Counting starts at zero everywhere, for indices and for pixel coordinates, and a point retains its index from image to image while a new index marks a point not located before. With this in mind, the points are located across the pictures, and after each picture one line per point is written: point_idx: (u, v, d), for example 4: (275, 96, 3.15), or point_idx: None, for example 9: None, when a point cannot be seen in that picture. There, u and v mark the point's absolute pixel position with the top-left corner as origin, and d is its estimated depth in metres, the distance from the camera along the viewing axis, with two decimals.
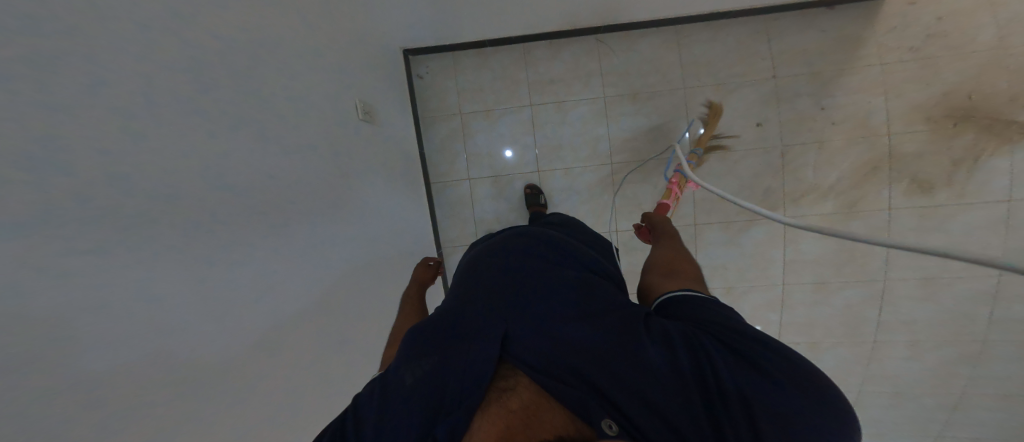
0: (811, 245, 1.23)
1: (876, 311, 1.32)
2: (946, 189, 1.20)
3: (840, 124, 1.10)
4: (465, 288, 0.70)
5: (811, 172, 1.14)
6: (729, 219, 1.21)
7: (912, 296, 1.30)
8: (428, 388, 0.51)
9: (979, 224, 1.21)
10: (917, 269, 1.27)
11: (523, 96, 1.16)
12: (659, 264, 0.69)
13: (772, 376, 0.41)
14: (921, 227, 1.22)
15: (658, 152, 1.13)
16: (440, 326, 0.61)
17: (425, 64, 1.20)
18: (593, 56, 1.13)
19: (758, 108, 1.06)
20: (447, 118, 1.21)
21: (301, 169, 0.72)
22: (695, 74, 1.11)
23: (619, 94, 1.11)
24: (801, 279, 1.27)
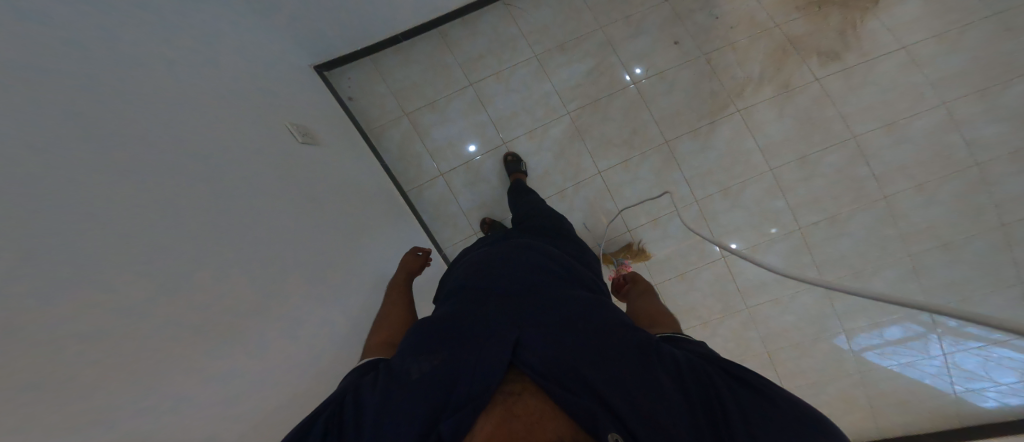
0: (777, 126, 1.44)
1: (867, 167, 1.40)
2: (850, 52, 1.43)
3: (737, 27, 1.33)
4: (469, 285, 0.67)
5: (736, 69, 1.35)
6: (694, 127, 1.40)
7: (886, 144, 1.38)
8: (429, 384, 0.47)
9: (896, 70, 1.39)
10: (875, 118, 1.39)
11: (458, 77, 1.29)
12: (643, 317, 0.77)
13: (787, 418, 0.42)
14: (851, 85, 1.42)
15: (606, 91, 1.32)
16: (447, 323, 0.57)
17: (346, 76, 1.31)
18: (506, 22, 1.27)
19: (668, 28, 1.31)
20: (395, 122, 1.34)
21: (228, 143, 0.78)
22: (606, 13, 1.29)
23: (547, 49, 1.28)
24: (783, 159, 1.44)
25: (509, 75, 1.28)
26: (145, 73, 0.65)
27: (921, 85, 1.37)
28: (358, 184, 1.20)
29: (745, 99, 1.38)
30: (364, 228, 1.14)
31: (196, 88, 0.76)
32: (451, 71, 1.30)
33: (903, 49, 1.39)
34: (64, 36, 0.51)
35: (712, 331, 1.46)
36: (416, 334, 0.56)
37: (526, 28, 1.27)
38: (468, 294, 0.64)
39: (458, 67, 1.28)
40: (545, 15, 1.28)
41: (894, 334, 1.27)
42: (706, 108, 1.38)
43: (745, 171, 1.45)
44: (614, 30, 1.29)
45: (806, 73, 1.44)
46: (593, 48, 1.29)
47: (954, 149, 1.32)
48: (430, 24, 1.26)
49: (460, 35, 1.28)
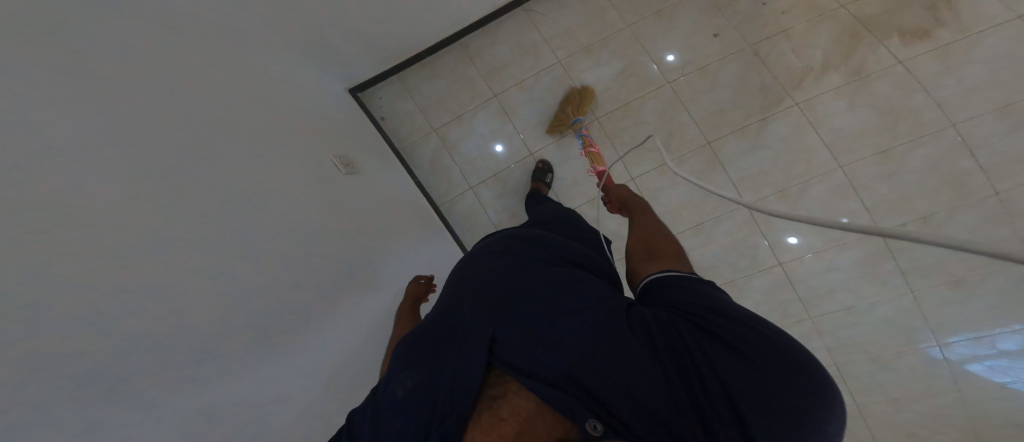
0: (848, 120, 1.26)
1: (972, 159, 1.16)
2: (942, 29, 1.19)
3: (791, 11, 1.18)
4: (454, 292, 0.72)
5: (792, 58, 1.19)
6: (742, 126, 1.26)
7: (999, 133, 1.14)
8: (421, 399, 0.52)
9: (1009, 45, 1.14)
10: (983, 103, 1.15)
11: (483, 89, 1.28)
12: (640, 246, 0.78)
13: (747, 355, 0.45)
14: (948, 67, 1.19)
15: (638, 92, 1.22)
16: (429, 344, 0.62)
17: (377, 96, 1.37)
18: (528, 28, 1.23)
19: (706, 20, 1.19)
20: (424, 138, 1.37)
21: (251, 172, 0.84)
22: (634, 11, 1.21)
23: (571, 53, 1.22)
24: (857, 155, 1.26)
25: (532, 83, 1.25)
26: (177, 113, 0.71)
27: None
28: (393, 201, 1.26)
29: (805, 90, 1.21)
30: (392, 242, 1.18)
31: (233, 125, 0.84)
32: (475, 82, 1.29)
33: (1020, 18, 1.13)
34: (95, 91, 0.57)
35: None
36: (403, 355, 0.62)
37: (548, 33, 1.23)
38: (453, 301, 0.69)
39: (482, 79, 1.28)
40: (568, 16, 1.22)
41: (1010, 345, 1.07)
42: (756, 104, 1.23)
43: (808, 170, 1.28)
44: (645, 26, 1.20)
45: (884, 56, 1.23)
46: (621, 49, 1.21)
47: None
48: (452, 36, 1.27)
49: (482, 46, 1.27)
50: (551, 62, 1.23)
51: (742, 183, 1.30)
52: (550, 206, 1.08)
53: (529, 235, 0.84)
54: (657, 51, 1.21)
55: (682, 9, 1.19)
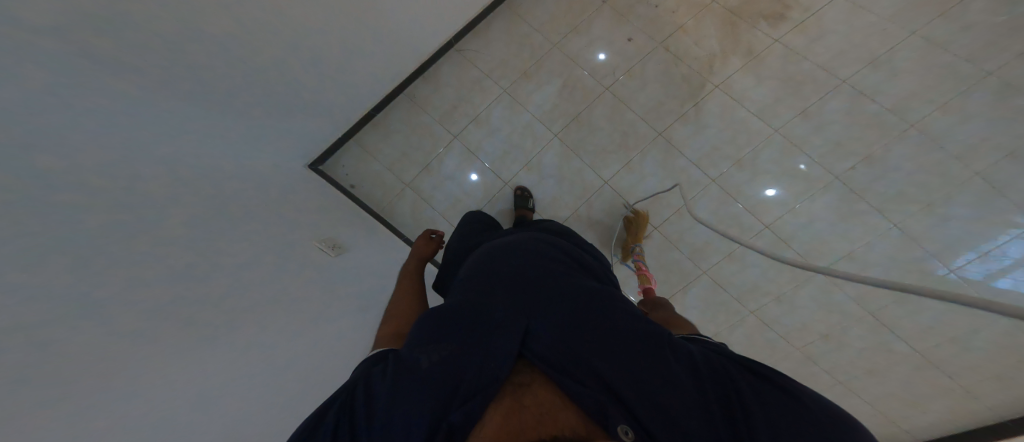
0: (761, 91, 1.41)
1: (875, 104, 1.34)
2: (794, 11, 1.42)
3: (678, 10, 1.36)
4: (480, 282, 0.73)
5: (697, 48, 1.37)
6: (682, 113, 1.37)
7: (880, 81, 1.33)
8: (444, 375, 0.50)
9: (845, 17, 1.37)
10: (857, 57, 1.36)
11: (442, 133, 1.32)
12: (657, 319, 0.80)
13: (781, 399, 0.44)
14: (813, 39, 1.40)
15: (583, 103, 1.33)
16: (458, 320, 0.60)
17: (340, 165, 1.35)
18: (466, 65, 1.34)
19: (617, 27, 1.35)
20: (399, 195, 1.34)
21: (184, 229, 0.73)
22: (552, 28, 1.34)
23: (513, 80, 1.32)
24: (783, 118, 1.39)
25: (487, 116, 1.32)
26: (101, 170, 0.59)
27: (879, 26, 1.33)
28: (380, 257, 1.20)
29: (717, 74, 1.38)
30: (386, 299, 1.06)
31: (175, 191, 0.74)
32: (432, 127, 1.34)
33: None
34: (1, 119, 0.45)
35: (789, 303, 1.32)
36: (429, 328, 0.59)
37: (486, 67, 1.34)
38: (481, 290, 0.69)
39: (437, 123, 1.33)
40: (498, 48, 1.34)
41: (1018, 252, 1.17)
42: (685, 93, 1.37)
43: (752, 138, 1.38)
44: (570, 42, 1.33)
45: (765, 37, 1.44)
46: (556, 68, 1.33)
47: (957, 67, 1.26)
48: (395, 88, 1.32)
49: (427, 92, 1.35)
50: (498, 92, 1.33)
51: (702, 161, 1.38)
52: (552, 223, 1.08)
53: (555, 246, 0.87)
54: (587, 62, 1.34)
55: (594, 22, 1.34)
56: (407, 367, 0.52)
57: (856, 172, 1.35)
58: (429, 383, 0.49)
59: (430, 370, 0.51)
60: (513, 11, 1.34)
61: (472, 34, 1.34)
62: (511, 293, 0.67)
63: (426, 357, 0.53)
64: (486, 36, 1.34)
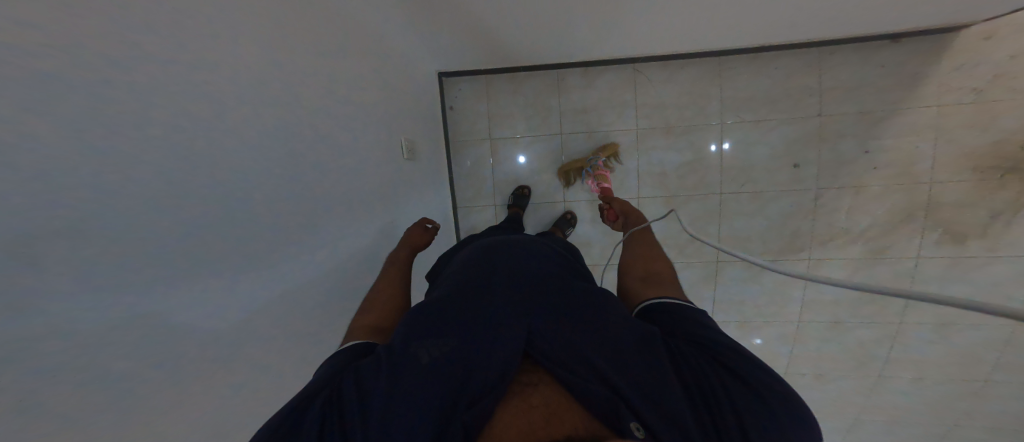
0: (838, 287, 1.22)
1: (886, 349, 1.24)
2: (978, 240, 1.25)
3: (883, 169, 1.27)
4: (479, 268, 0.71)
5: (844, 215, 1.25)
6: (752, 258, 1.24)
7: (924, 338, 1.21)
8: (450, 371, 0.51)
9: (999, 276, 1.25)
10: (933, 312, 1.20)
11: (555, 124, 1.22)
12: (640, 260, 0.72)
13: (759, 394, 0.45)
14: (943, 274, 1.27)
15: (688, 190, 1.24)
16: (450, 315, 0.59)
17: (457, 86, 1.23)
18: (628, 85, 1.20)
19: (791, 149, 1.25)
20: (475, 143, 1.27)
21: (356, 168, 0.80)
22: (735, 108, 1.24)
23: (653, 126, 1.23)
24: (818, 317, 1.24)
25: (601, 138, 1.24)
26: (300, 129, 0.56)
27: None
28: (436, 191, 1.22)
29: (824, 250, 1.25)
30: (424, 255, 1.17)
31: (350, 149, 0.78)
32: (550, 113, 1.22)
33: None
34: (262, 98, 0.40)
35: None
36: (421, 319, 0.58)
37: (643, 99, 1.21)
38: (477, 281, 0.67)
39: (558, 112, 1.20)
40: (668, 91, 1.22)
41: None
42: (778, 244, 1.25)
43: (776, 314, 1.27)
44: (735, 130, 1.24)
45: (914, 247, 1.26)
46: (698, 141, 1.24)
47: (979, 365, 1.21)
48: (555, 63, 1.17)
49: (577, 82, 1.19)
50: (630, 126, 1.23)
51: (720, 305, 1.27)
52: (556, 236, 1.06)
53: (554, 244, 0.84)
54: (726, 159, 1.23)
55: (781, 129, 1.26)
56: (406, 362, 0.51)
57: (801, 381, 1.31)
58: (433, 381, 0.49)
59: (433, 370, 0.50)
60: (723, 68, 1.23)
61: (664, 63, 1.19)
62: (509, 288, 0.65)
63: (424, 352, 0.52)
64: (676, 71, 1.20)
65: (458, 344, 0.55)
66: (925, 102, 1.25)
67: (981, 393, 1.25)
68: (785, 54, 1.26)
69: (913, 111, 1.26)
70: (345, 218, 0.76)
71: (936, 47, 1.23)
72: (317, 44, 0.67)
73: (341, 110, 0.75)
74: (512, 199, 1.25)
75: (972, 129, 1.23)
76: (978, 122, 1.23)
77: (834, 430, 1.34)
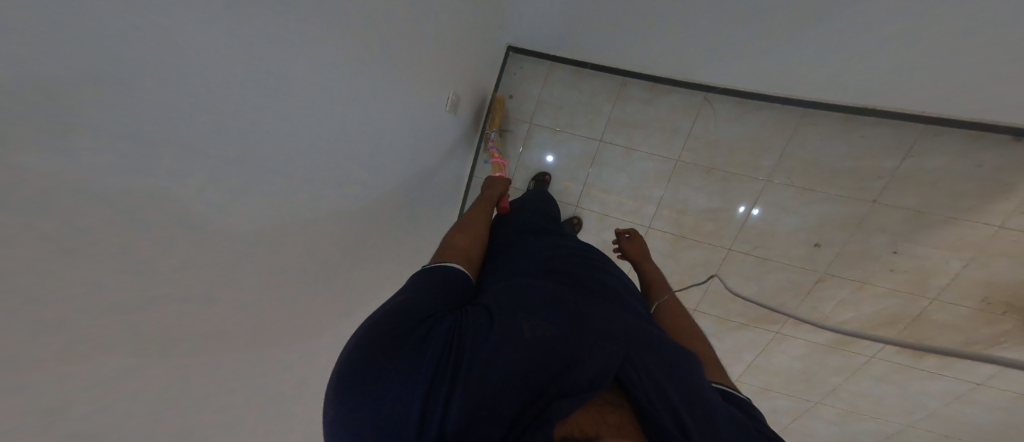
0: (786, 363, 1.31)
1: (791, 418, 1.39)
2: (935, 359, 1.21)
3: (898, 273, 1.19)
4: (573, 273, 0.66)
5: (832, 304, 1.23)
6: (726, 317, 1.30)
7: (827, 416, 1.36)
8: (540, 348, 0.45)
9: (935, 395, 1.23)
10: (848, 401, 1.31)
11: (598, 128, 1.19)
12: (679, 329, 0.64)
13: None
14: (888, 379, 1.25)
15: (699, 236, 1.22)
16: (538, 299, 0.54)
17: (520, 64, 1.22)
18: (688, 113, 1.13)
19: (819, 230, 1.18)
20: (515, 123, 1.25)
21: (391, 161, 0.81)
22: (793, 169, 1.13)
23: (695, 163, 1.15)
24: (754, 380, 1.36)
25: (637, 158, 1.18)
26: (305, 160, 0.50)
27: (924, 409, 1.26)
28: (459, 164, 1.21)
29: (797, 332, 1.27)
30: (435, 231, 1.20)
31: (383, 148, 0.76)
32: (597, 117, 1.18)
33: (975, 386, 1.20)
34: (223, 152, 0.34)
35: None
36: (516, 296, 0.54)
37: (698, 131, 1.13)
38: (572, 282, 0.63)
39: (605, 118, 1.18)
40: (731, 131, 1.12)
41: None
42: (756, 313, 1.27)
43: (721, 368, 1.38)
44: (776, 192, 1.15)
45: (872, 348, 1.23)
46: (733, 192, 1.17)
47: None
48: (623, 68, 1.13)
49: (638, 95, 1.15)
50: (671, 154, 1.16)
51: None
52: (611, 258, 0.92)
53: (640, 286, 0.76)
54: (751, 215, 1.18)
55: (824, 205, 1.16)
56: (502, 327, 0.47)
57: None
58: (520, 352, 0.44)
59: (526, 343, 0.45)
60: (801, 123, 1.09)
61: (736, 101, 1.10)
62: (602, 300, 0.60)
63: (522, 323, 0.48)
64: (747, 113, 1.10)
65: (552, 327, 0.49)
66: (985, 218, 1.12)
67: None
68: (879, 126, 1.11)
69: (968, 225, 1.13)
70: (370, 223, 0.79)
71: None
72: (382, 36, 0.64)
73: (389, 97, 0.72)
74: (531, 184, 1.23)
75: (1009, 260, 1.12)
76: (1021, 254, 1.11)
77: None
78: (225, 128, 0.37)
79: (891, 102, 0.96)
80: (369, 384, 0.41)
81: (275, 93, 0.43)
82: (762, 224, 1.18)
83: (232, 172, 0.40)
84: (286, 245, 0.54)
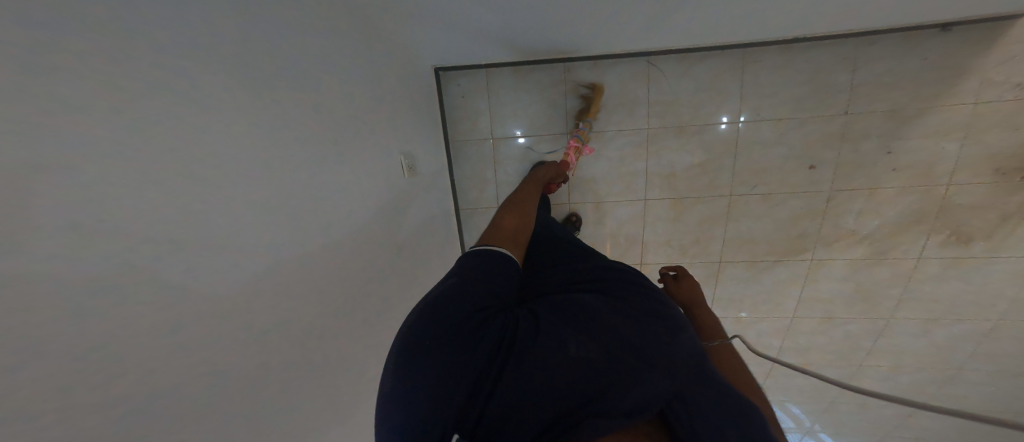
0: (834, 288, 1.29)
1: (872, 342, 1.33)
2: (983, 241, 1.18)
3: (901, 171, 1.19)
4: (620, 281, 0.60)
5: (852, 217, 1.23)
6: (755, 258, 1.28)
7: (908, 332, 1.30)
8: (579, 372, 0.40)
9: (1000, 276, 1.20)
10: (924, 310, 1.26)
11: (560, 121, 1.24)
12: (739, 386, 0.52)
13: None
14: (944, 275, 1.23)
15: (697, 192, 1.24)
16: (586, 310, 0.49)
17: (457, 82, 1.23)
18: (639, 80, 1.19)
19: (807, 152, 1.21)
20: (477, 142, 1.29)
21: (370, 180, 0.83)
22: (757, 104, 1.19)
23: (664, 125, 1.21)
24: (811, 311, 1.32)
25: (609, 138, 1.24)
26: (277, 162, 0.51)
27: (1004, 299, 1.21)
28: (443, 192, 1.25)
29: (831, 251, 1.26)
30: (444, 250, 1.24)
31: (360, 165, 0.79)
32: (554, 111, 1.23)
33: None
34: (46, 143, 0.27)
35: None
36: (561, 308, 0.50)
37: (655, 94, 1.19)
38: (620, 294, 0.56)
39: (564, 111, 1.23)
40: (686, 86, 1.19)
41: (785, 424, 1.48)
42: (783, 247, 1.26)
43: (771, 312, 1.33)
44: (752, 129, 1.20)
45: (917, 248, 1.22)
46: (711, 142, 1.21)
47: (947, 356, 1.30)
48: (561, 58, 1.16)
49: (585, 77, 1.20)
50: (639, 125, 1.22)
51: (720, 304, 1.34)
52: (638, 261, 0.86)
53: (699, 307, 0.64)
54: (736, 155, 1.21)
55: (804, 128, 1.21)
56: (545, 342, 0.43)
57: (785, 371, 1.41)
58: (557, 374, 0.40)
59: (564, 365, 0.41)
60: (746, 62, 1.17)
61: (678, 57, 1.16)
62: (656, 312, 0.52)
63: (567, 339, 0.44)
64: (692, 65, 1.17)
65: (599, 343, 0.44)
66: (959, 98, 1.14)
67: (951, 378, 1.33)
68: (816, 46, 1.17)
69: (945, 108, 1.15)
70: (371, 235, 0.81)
71: (980, 43, 1.10)
72: (324, 61, 0.69)
73: (350, 115, 0.76)
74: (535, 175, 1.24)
75: (1001, 127, 1.13)
76: (1011, 119, 1.12)
77: (811, 411, 1.45)
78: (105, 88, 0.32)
79: (812, 27, 1.04)
80: (408, 374, 0.42)
81: (186, 74, 0.40)
82: (751, 162, 1.21)
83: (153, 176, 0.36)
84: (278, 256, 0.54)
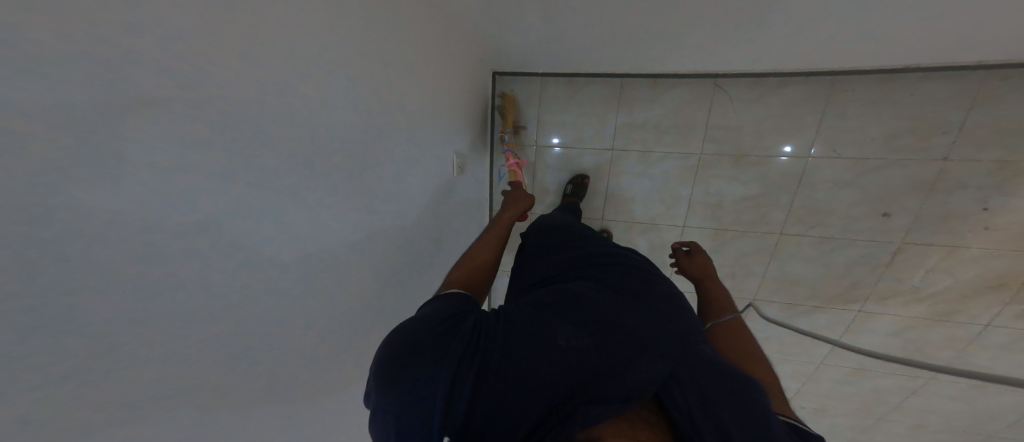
0: (877, 341, 1.22)
1: (900, 398, 1.25)
2: None
3: (993, 231, 1.06)
4: (604, 273, 0.64)
5: (918, 275, 1.13)
6: (792, 301, 1.24)
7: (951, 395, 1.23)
8: (566, 360, 0.45)
9: None
10: (974, 377, 1.18)
11: (608, 137, 1.20)
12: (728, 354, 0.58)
13: None
14: (1011, 348, 1.12)
15: (743, 226, 1.19)
16: (568, 307, 0.53)
17: (510, 88, 1.21)
18: (701, 104, 1.11)
19: (881, 200, 1.10)
20: (520, 149, 1.29)
21: (420, 190, 0.89)
22: (835, 140, 1.08)
23: (721, 153, 1.14)
24: (841, 363, 1.26)
25: (657, 159, 1.19)
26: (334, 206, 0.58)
27: None
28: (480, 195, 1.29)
29: (882, 306, 1.18)
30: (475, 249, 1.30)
31: (413, 180, 0.85)
32: (604, 127, 1.20)
33: None
34: (186, 234, 0.36)
35: None
36: (543, 305, 0.54)
37: (717, 119, 1.11)
38: (603, 285, 0.60)
39: (614, 126, 1.19)
40: (755, 114, 1.09)
41: None
42: (828, 292, 1.20)
43: (799, 355, 1.30)
44: (823, 167, 1.10)
45: (986, 315, 1.12)
46: (770, 176, 1.13)
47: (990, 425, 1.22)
48: (620, 72, 1.10)
49: (642, 95, 1.14)
50: (693, 150, 1.16)
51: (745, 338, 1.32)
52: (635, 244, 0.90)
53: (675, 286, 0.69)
54: (796, 194, 1.14)
55: (883, 172, 1.09)
56: (529, 337, 0.47)
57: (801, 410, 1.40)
58: (546, 366, 0.44)
59: (550, 356, 0.45)
60: (832, 94, 1.05)
61: (752, 81, 1.07)
62: (637, 302, 0.56)
63: (552, 334, 0.48)
64: (767, 91, 1.07)
65: (582, 339, 0.47)
66: None
67: None
68: (925, 79, 1.01)
69: None
70: (416, 243, 0.90)
71: None
72: (400, 83, 0.72)
73: (412, 135, 0.80)
74: (570, 188, 1.24)
75: None
76: None
77: None
78: (218, 178, 0.39)
79: (922, 57, 0.90)
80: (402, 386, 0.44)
81: (275, 141, 0.45)
82: (811, 202, 1.13)
83: (255, 244, 0.44)
84: (340, 290, 0.63)
